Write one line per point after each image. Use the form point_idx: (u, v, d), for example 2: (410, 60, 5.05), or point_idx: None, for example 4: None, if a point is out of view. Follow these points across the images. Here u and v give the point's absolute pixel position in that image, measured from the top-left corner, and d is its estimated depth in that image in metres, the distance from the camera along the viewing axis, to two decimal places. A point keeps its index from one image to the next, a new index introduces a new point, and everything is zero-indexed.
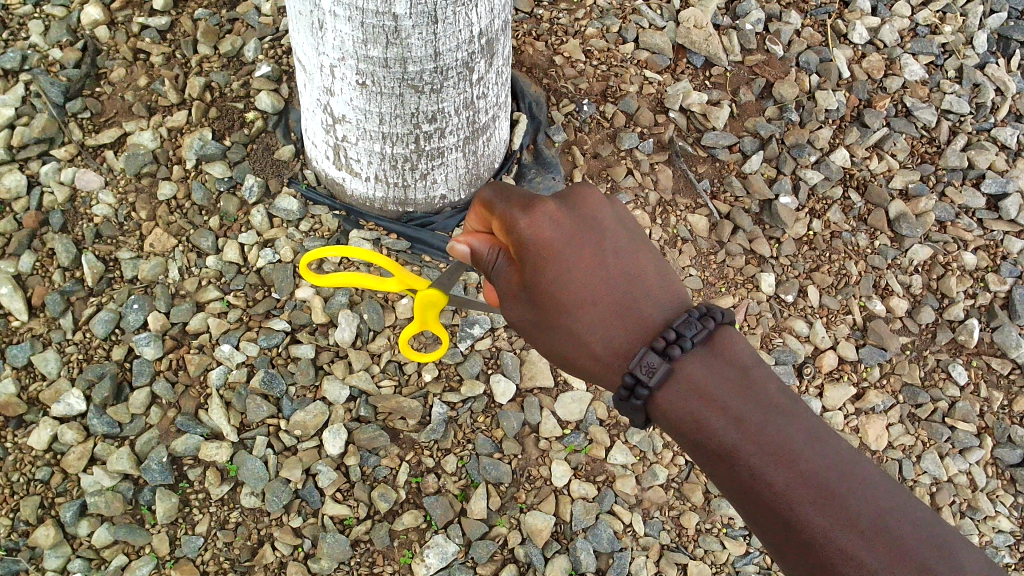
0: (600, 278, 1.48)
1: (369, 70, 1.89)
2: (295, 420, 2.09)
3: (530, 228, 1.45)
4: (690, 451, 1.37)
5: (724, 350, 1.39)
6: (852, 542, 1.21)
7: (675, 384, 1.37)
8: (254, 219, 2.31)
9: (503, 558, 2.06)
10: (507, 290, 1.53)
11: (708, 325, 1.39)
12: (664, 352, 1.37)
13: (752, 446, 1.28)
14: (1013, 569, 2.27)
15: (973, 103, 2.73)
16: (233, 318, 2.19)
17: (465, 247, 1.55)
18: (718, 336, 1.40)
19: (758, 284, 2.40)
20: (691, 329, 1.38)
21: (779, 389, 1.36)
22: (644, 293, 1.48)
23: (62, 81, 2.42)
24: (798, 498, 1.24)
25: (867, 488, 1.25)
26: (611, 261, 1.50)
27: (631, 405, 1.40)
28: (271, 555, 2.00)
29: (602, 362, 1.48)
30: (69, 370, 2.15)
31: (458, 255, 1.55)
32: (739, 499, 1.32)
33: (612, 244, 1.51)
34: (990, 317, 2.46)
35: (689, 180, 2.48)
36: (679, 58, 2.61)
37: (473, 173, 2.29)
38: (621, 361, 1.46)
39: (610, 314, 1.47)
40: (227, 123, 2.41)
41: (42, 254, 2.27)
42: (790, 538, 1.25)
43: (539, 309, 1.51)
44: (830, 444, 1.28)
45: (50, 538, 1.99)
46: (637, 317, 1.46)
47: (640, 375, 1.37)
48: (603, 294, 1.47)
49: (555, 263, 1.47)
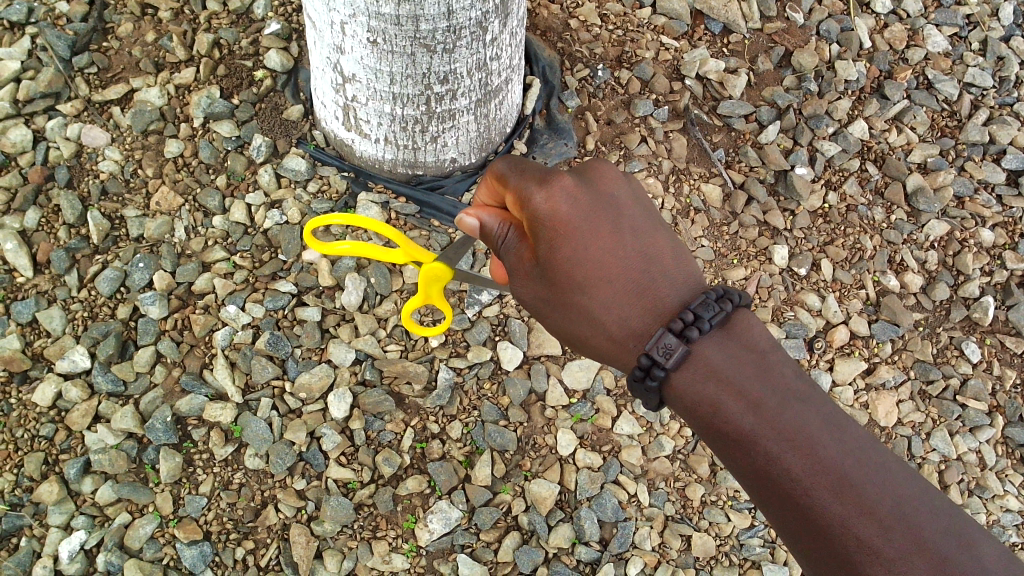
0: (617, 257, 1.45)
1: (380, 28, 1.84)
2: (300, 382, 2.08)
3: (547, 204, 1.43)
4: (704, 434, 1.36)
5: (741, 332, 1.37)
6: (869, 532, 1.19)
7: (691, 367, 1.34)
8: (261, 178, 2.28)
9: (506, 525, 2.05)
10: (518, 265, 1.52)
11: (726, 306, 1.36)
12: (681, 333, 1.33)
13: (768, 432, 1.27)
14: (1019, 548, 2.27)
15: (997, 77, 2.68)
16: (239, 279, 2.17)
17: (475, 220, 1.54)
18: (735, 319, 1.38)
19: (771, 256, 2.35)
20: (709, 311, 1.34)
21: (795, 373, 1.34)
22: (661, 271, 1.45)
23: (68, 35, 2.38)
24: (814, 485, 1.22)
25: (884, 477, 1.23)
26: (630, 240, 1.46)
27: (646, 386, 1.38)
28: (275, 517, 2.00)
29: (613, 342, 1.46)
30: (74, 327, 2.14)
31: (468, 228, 1.54)
32: (753, 484, 1.30)
33: (630, 222, 1.48)
34: (1006, 296, 2.42)
35: (703, 150, 2.43)
36: (697, 24, 2.55)
37: (484, 137, 2.25)
38: (634, 343, 1.43)
39: (625, 293, 1.44)
40: (236, 81, 2.36)
41: (48, 211, 2.25)
42: (805, 525, 1.23)
43: (551, 285, 1.48)
44: (847, 431, 1.26)
45: (54, 494, 1.99)
46: (653, 295, 1.43)
47: (657, 357, 1.35)
48: (621, 272, 1.44)
49: (572, 238, 1.44)
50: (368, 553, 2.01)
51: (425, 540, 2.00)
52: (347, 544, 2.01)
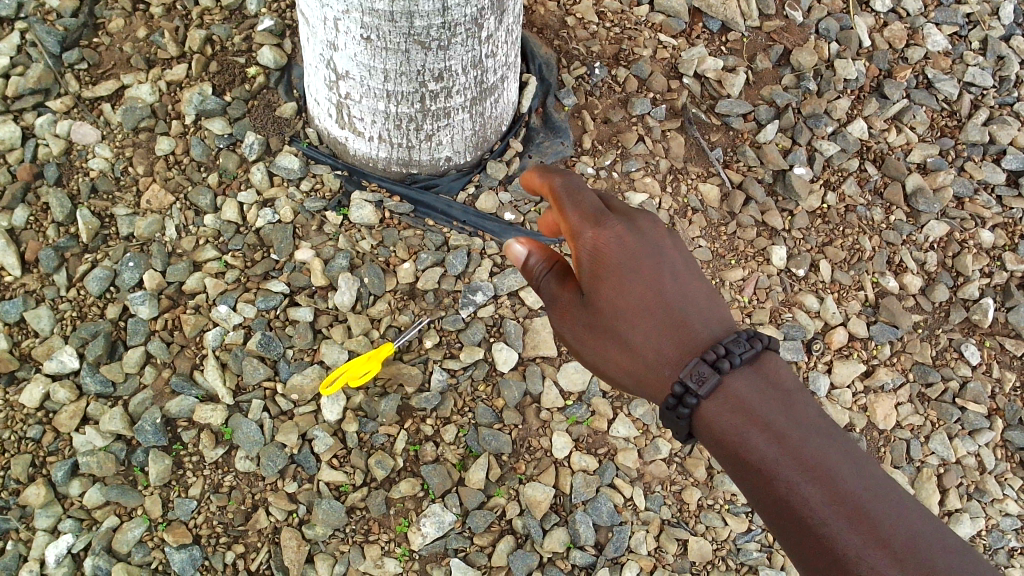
0: (655, 292, 1.43)
1: (374, 24, 1.81)
2: (292, 384, 2.05)
3: (593, 241, 1.46)
4: (727, 467, 1.31)
5: (771, 370, 1.34)
6: (885, 566, 1.14)
7: (720, 399, 1.31)
8: (254, 176, 2.24)
9: (500, 528, 2.03)
10: (558, 293, 1.53)
11: (757, 346, 1.33)
12: (714, 364, 1.31)
13: (789, 462, 1.22)
14: (1018, 553, 2.24)
15: (997, 76, 2.65)
16: (231, 279, 2.14)
17: (522, 251, 1.57)
18: (766, 358, 1.35)
19: (769, 257, 2.33)
20: (740, 346, 1.32)
21: (822, 412, 1.31)
22: (697, 309, 1.42)
23: (58, 30, 2.35)
24: (831, 516, 1.18)
25: (903, 514, 1.18)
26: (668, 278, 1.44)
27: (676, 414, 1.34)
28: (266, 521, 1.98)
29: (648, 368, 1.40)
30: (62, 327, 2.11)
31: (514, 255, 1.58)
32: (770, 518, 1.25)
33: (670, 261, 1.46)
34: (1006, 297, 2.40)
35: (701, 148, 2.40)
36: (694, 22, 2.53)
37: (479, 135, 2.22)
38: (670, 370, 1.37)
39: (661, 324, 1.41)
40: (228, 78, 2.33)
41: (36, 209, 2.22)
42: (823, 559, 1.18)
43: (592, 314, 1.48)
44: (870, 469, 1.23)
45: (41, 497, 1.97)
46: (688, 330, 1.39)
47: (688, 383, 1.32)
48: (658, 306, 1.42)
49: (613, 272, 1.45)
50: (359, 557, 1.98)
51: (417, 544, 1.98)
52: (339, 547, 1.99)
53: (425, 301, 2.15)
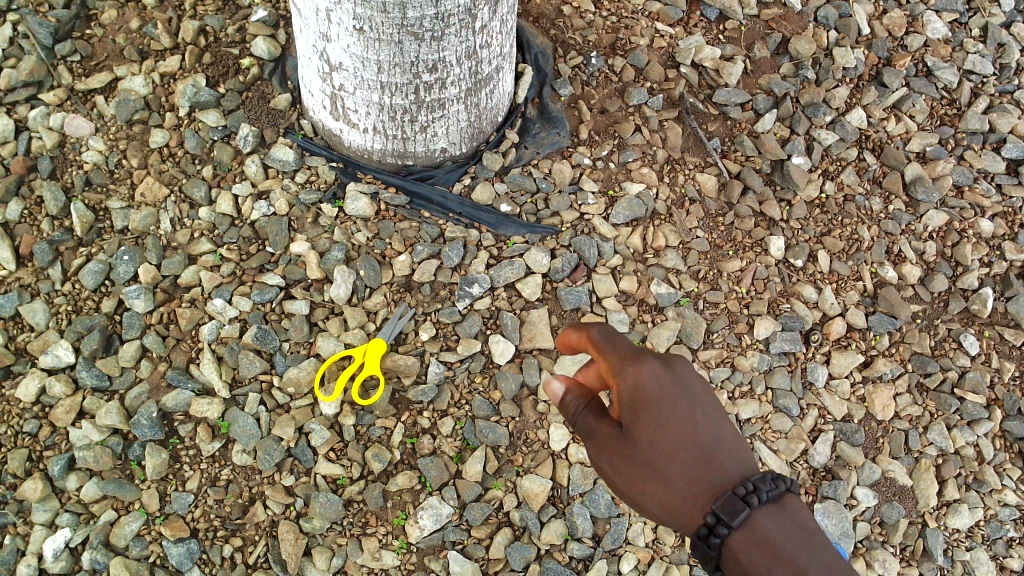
0: (690, 429, 1.32)
1: (366, 15, 1.80)
2: (288, 377, 2.05)
3: (634, 377, 1.33)
4: None
5: (802, 513, 1.24)
6: None
7: (749, 534, 1.20)
8: (248, 168, 2.22)
9: (498, 521, 2.03)
10: (594, 430, 1.38)
11: (780, 485, 1.24)
12: (743, 498, 1.22)
13: None
14: (1016, 543, 2.25)
15: (997, 64, 2.64)
16: (226, 272, 2.13)
17: (560, 386, 1.43)
18: (793, 498, 1.25)
19: (767, 247, 2.31)
20: (766, 483, 1.23)
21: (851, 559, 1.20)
22: (733, 452, 1.31)
23: (50, 22, 2.33)
24: None
25: None
26: (704, 417, 1.33)
27: (707, 545, 1.23)
28: (263, 514, 1.98)
29: (683, 502, 1.29)
30: (58, 321, 2.10)
31: (552, 391, 1.44)
32: None
33: (707, 400, 1.35)
34: (1005, 287, 2.39)
35: (699, 138, 2.39)
36: (692, 11, 2.51)
37: (475, 126, 2.21)
38: (699, 503, 1.27)
39: (695, 462, 1.30)
40: (221, 69, 2.31)
41: (30, 203, 2.21)
42: None
43: (628, 453, 1.34)
44: None
45: (38, 492, 1.97)
46: (722, 477, 1.28)
47: (720, 514, 1.21)
48: (692, 445, 1.31)
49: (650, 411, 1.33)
50: (357, 550, 1.98)
51: (415, 537, 1.98)
52: (336, 540, 1.99)
53: (422, 293, 2.13)
